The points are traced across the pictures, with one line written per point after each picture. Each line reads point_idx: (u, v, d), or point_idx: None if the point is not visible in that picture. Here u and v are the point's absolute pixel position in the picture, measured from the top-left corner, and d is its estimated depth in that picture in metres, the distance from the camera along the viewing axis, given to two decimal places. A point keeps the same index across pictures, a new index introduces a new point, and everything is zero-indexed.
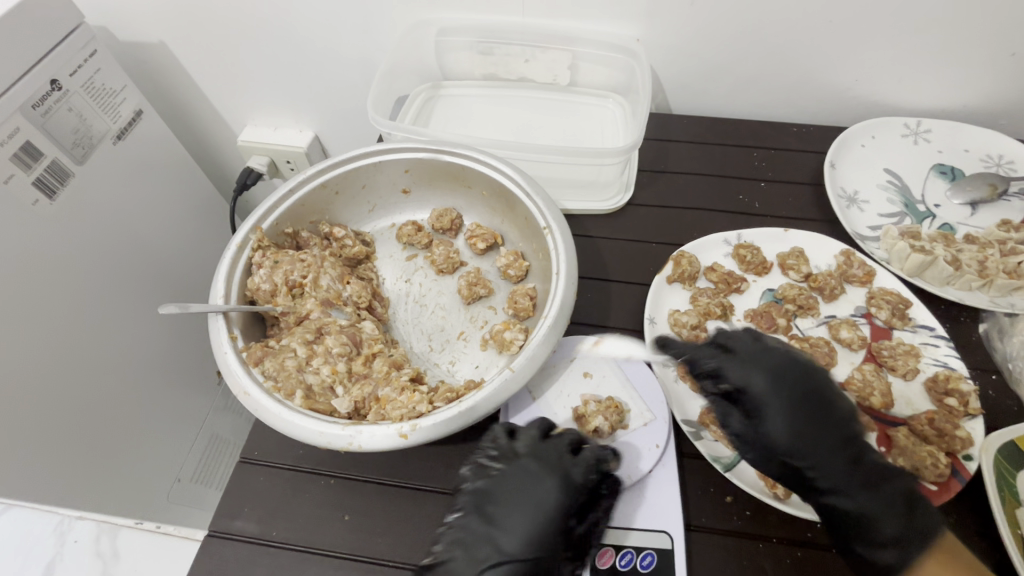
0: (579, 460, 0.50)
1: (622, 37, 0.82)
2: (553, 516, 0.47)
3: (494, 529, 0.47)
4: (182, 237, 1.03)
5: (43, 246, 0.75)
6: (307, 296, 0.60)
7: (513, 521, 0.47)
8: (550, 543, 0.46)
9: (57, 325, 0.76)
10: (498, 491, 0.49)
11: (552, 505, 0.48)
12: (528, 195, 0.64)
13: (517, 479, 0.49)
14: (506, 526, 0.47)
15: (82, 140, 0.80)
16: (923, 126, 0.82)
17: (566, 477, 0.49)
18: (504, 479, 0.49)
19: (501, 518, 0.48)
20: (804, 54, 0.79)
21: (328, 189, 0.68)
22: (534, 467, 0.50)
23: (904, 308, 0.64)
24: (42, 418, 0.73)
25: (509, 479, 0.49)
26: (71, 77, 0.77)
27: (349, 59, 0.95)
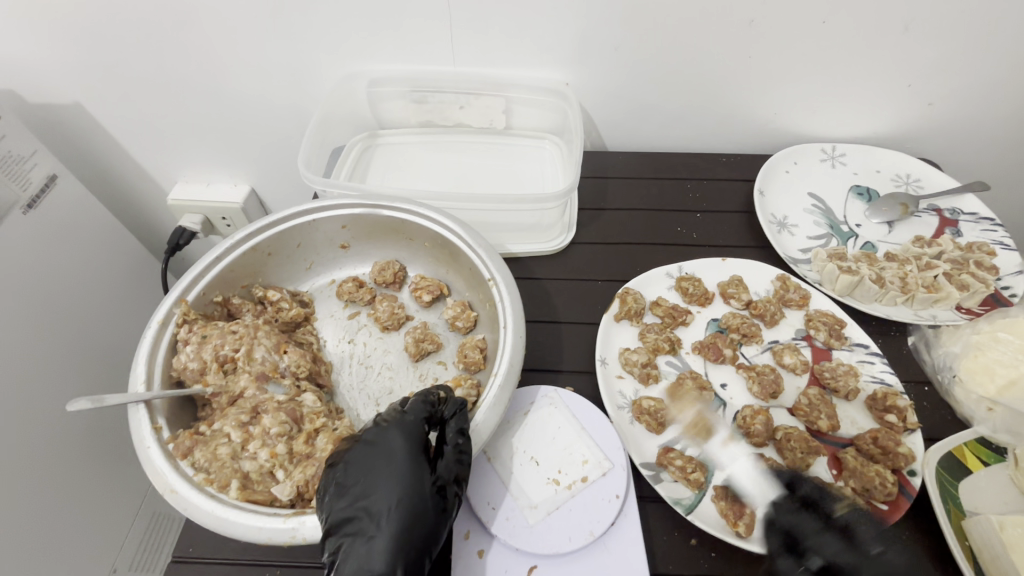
0: (409, 408, 0.50)
1: (553, 81, 0.84)
2: (404, 464, 0.46)
3: (360, 497, 0.44)
4: (107, 304, 0.96)
5: None
6: (240, 371, 0.56)
7: (431, 499, 0.45)
8: (411, 487, 0.45)
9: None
10: (355, 463, 0.46)
11: (403, 458, 0.46)
12: (469, 246, 0.63)
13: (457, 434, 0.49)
14: (373, 490, 0.44)
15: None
16: (838, 151, 0.88)
17: (403, 425, 0.49)
18: (364, 448, 0.47)
19: (363, 486, 0.44)
20: (724, 90, 0.84)
21: (259, 252, 0.65)
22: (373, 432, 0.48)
23: (840, 329, 0.67)
24: None
25: (362, 450, 0.47)
26: None
27: (282, 110, 0.93)
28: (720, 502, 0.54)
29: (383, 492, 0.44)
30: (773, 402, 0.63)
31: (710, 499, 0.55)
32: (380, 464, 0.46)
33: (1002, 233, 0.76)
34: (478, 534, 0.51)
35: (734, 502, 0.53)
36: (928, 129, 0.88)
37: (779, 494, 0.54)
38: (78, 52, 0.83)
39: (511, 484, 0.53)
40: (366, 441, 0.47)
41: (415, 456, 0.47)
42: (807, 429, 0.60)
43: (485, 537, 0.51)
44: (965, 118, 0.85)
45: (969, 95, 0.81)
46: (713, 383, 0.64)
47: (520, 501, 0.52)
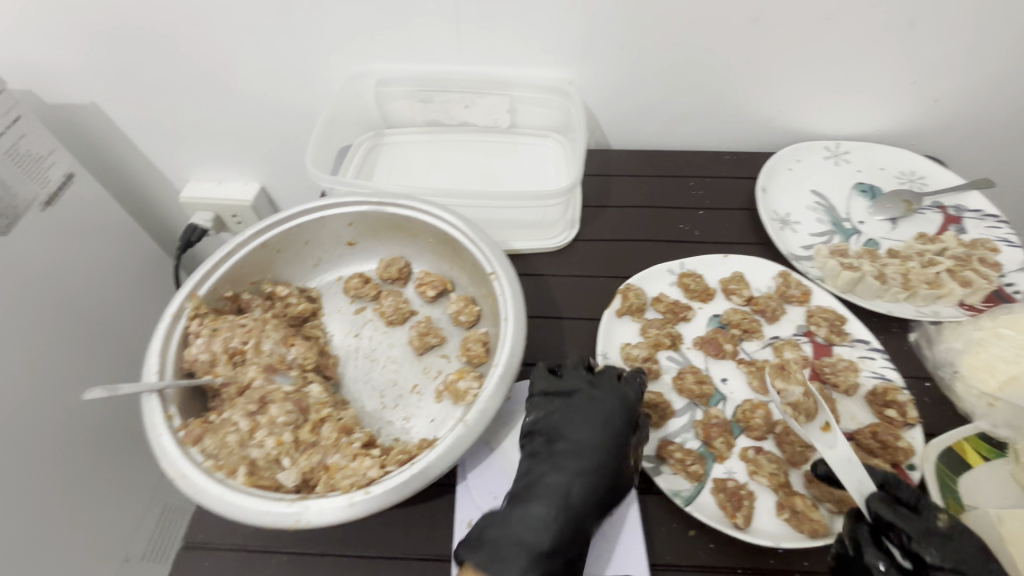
0: (567, 379, 0.58)
1: (557, 80, 0.85)
2: (591, 432, 0.54)
3: (577, 448, 0.53)
4: (120, 299, 0.98)
5: None
6: (249, 363, 0.57)
7: (554, 479, 0.52)
8: (601, 451, 0.53)
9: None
10: (564, 424, 0.55)
11: (606, 422, 0.54)
12: (473, 242, 0.64)
13: (571, 417, 0.55)
14: (579, 448, 0.53)
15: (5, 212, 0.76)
16: (842, 148, 0.88)
17: (605, 390, 0.56)
18: (564, 412, 0.56)
19: (573, 443, 0.54)
20: (729, 88, 0.84)
21: (268, 248, 0.66)
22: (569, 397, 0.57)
23: (841, 325, 0.67)
24: None
25: (564, 413, 0.56)
26: None
27: (291, 109, 0.95)
28: (719, 493, 0.55)
29: (570, 459, 0.53)
30: (773, 397, 0.63)
31: (709, 491, 0.55)
32: (584, 427, 0.54)
33: (1007, 230, 0.76)
34: None
35: (733, 494, 0.54)
36: (934, 127, 0.87)
37: (778, 486, 0.55)
38: (95, 51, 0.84)
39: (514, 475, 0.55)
40: (572, 403, 0.56)
41: (601, 425, 0.54)
42: None
43: None
44: (972, 116, 0.85)
45: (977, 92, 0.81)
46: (714, 378, 0.65)
47: None
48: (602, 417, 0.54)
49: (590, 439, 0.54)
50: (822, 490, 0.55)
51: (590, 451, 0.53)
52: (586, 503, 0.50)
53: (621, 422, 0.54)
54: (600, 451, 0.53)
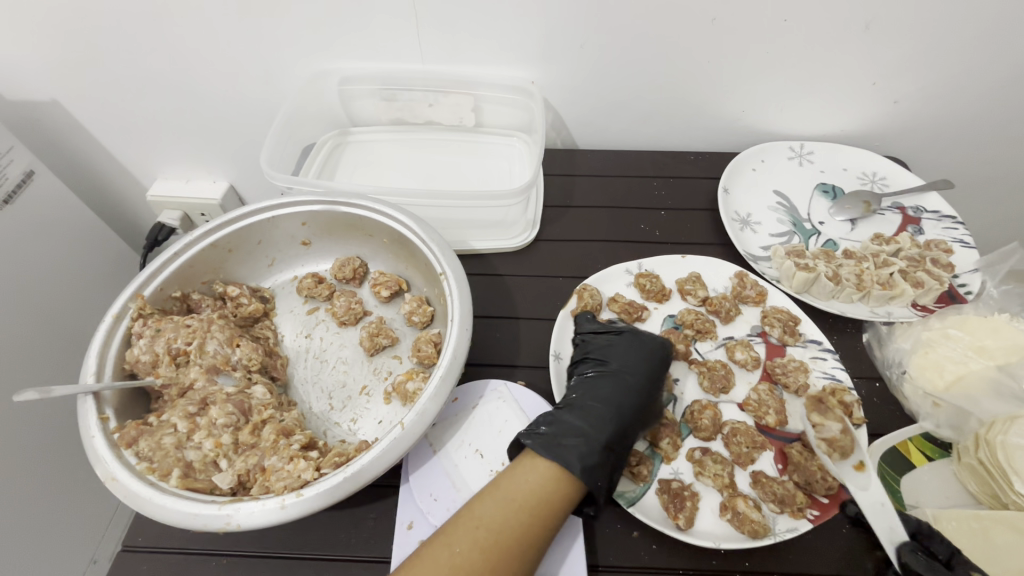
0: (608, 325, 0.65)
1: (520, 80, 0.85)
2: (632, 362, 0.60)
3: (624, 375, 0.59)
4: (83, 298, 0.97)
5: None
6: (192, 363, 0.57)
7: (602, 393, 0.57)
8: (640, 379, 0.59)
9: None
10: (613, 356, 0.61)
11: (647, 357, 0.60)
12: (424, 242, 0.64)
13: (618, 346, 0.62)
14: (627, 374, 0.59)
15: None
16: (806, 148, 0.88)
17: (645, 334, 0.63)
18: (615, 346, 0.62)
19: (621, 369, 0.59)
20: (691, 87, 0.84)
21: (219, 248, 0.66)
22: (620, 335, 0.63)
23: (794, 325, 0.67)
24: None
25: (616, 347, 0.62)
26: None
27: (255, 107, 0.94)
28: (663, 494, 0.55)
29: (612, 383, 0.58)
30: (723, 397, 0.63)
31: (654, 492, 0.55)
32: (631, 358, 0.60)
33: (962, 231, 0.76)
34: (421, 525, 0.51)
35: (676, 495, 0.54)
36: (896, 128, 0.88)
37: (722, 487, 0.55)
38: (54, 47, 0.83)
39: (454, 475, 0.54)
40: (619, 341, 0.62)
41: (638, 359, 0.60)
42: (756, 424, 0.61)
43: (426, 529, 0.51)
44: (932, 117, 0.85)
45: (936, 93, 0.82)
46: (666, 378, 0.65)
47: (462, 493, 0.53)
48: (645, 350, 0.61)
49: (636, 364, 0.60)
50: (765, 490, 0.55)
51: (633, 374, 0.59)
52: (632, 414, 0.56)
53: (660, 361, 0.61)
54: (644, 376, 0.59)
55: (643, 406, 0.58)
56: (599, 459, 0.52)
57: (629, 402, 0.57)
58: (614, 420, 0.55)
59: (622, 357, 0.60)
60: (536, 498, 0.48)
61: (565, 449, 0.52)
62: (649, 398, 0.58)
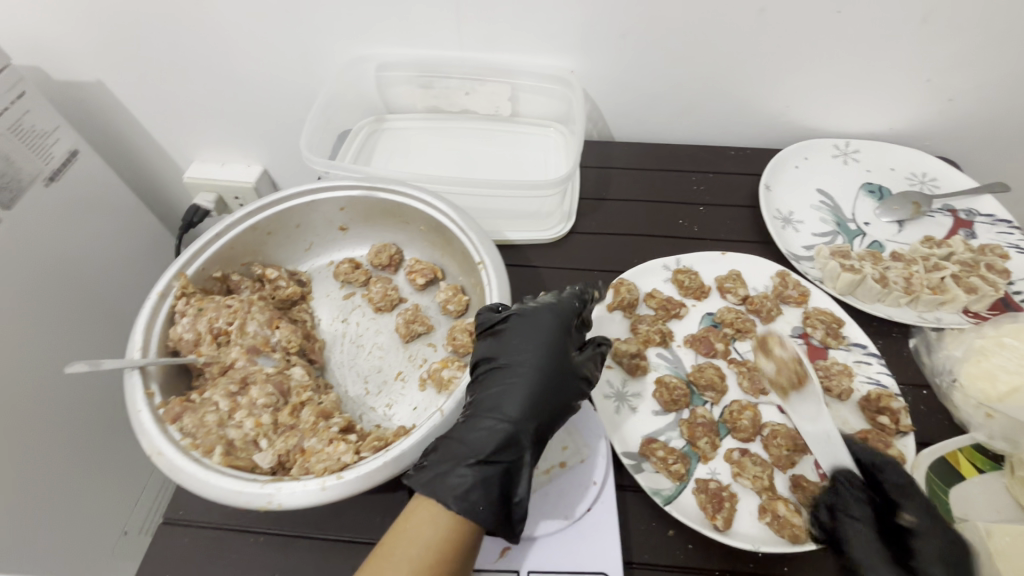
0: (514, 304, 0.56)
1: (559, 69, 0.84)
2: (536, 353, 0.51)
3: (518, 371, 0.51)
4: (119, 274, 0.98)
5: None
6: (233, 343, 0.57)
7: (495, 391, 0.50)
8: (544, 375, 0.50)
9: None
10: (512, 344, 0.52)
11: (549, 347, 0.52)
12: (462, 230, 0.64)
13: (509, 333, 0.53)
14: (526, 369, 0.51)
15: (9, 184, 0.77)
16: (852, 147, 0.85)
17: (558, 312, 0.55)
18: (518, 331, 0.53)
19: (518, 364, 0.51)
20: (735, 80, 0.82)
21: (259, 230, 0.66)
22: (528, 315, 0.54)
23: (838, 328, 0.66)
24: None
25: (513, 332, 0.53)
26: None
27: (293, 93, 0.94)
28: (700, 494, 0.54)
29: (509, 387, 0.50)
30: (762, 399, 0.62)
31: (691, 492, 0.54)
32: (528, 346, 0.52)
33: (1018, 236, 0.73)
34: None
35: (714, 495, 0.53)
36: (948, 127, 0.85)
37: (762, 489, 0.54)
38: (102, 28, 0.85)
39: None
40: (511, 325, 0.53)
41: (544, 348, 0.52)
42: (796, 426, 0.60)
43: None
44: (988, 117, 0.82)
45: (994, 91, 0.78)
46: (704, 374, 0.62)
47: None
48: (537, 330, 0.53)
49: (527, 350, 0.51)
50: (806, 494, 0.54)
51: (531, 362, 0.51)
52: (534, 417, 0.49)
53: (560, 348, 0.52)
54: (541, 365, 0.51)
55: (548, 403, 0.49)
56: (478, 480, 0.45)
57: (523, 401, 0.49)
58: (504, 432, 0.47)
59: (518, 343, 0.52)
60: (432, 558, 0.41)
61: (444, 475, 0.45)
62: (547, 391, 0.50)
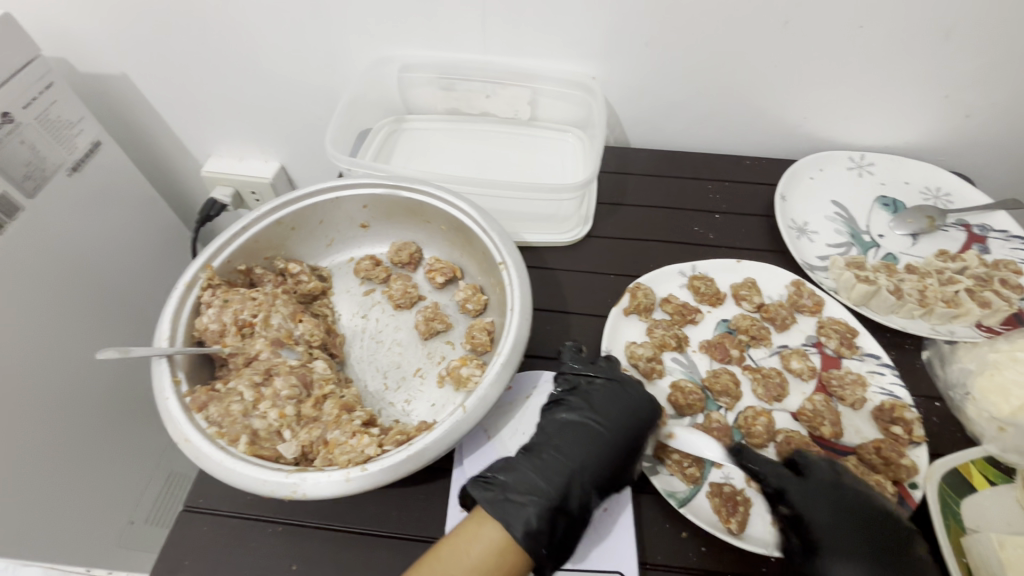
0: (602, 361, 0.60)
1: (580, 75, 0.85)
2: (623, 412, 0.55)
3: (598, 425, 0.54)
4: (136, 265, 0.99)
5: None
6: (257, 335, 0.58)
7: (572, 441, 0.54)
8: (621, 437, 0.54)
9: (9, 364, 0.74)
10: (597, 398, 0.56)
11: (635, 409, 0.55)
12: (484, 230, 0.64)
13: (596, 390, 0.57)
14: (608, 425, 0.54)
15: (35, 173, 0.78)
16: (866, 160, 0.86)
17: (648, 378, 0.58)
18: (606, 388, 0.57)
19: (601, 419, 0.55)
20: (754, 90, 0.83)
21: (283, 225, 0.67)
22: (618, 376, 0.58)
23: (851, 337, 0.66)
24: None
25: (601, 389, 0.57)
26: (24, 109, 0.75)
27: (314, 92, 0.95)
28: (714, 498, 0.54)
29: (592, 440, 0.54)
30: (776, 405, 0.62)
31: (706, 495, 0.55)
32: (615, 406, 0.55)
33: None
34: None
35: (729, 499, 0.54)
36: (963, 144, 0.85)
37: None
38: (129, 21, 0.86)
39: None
40: (595, 386, 0.57)
41: (626, 411, 0.55)
42: (810, 434, 0.60)
43: None
44: (1003, 134, 0.83)
45: (1010, 109, 0.79)
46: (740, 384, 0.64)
47: None
48: (625, 394, 0.56)
49: (612, 412, 0.55)
50: None
51: (613, 423, 0.54)
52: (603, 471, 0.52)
53: (645, 415, 0.55)
54: (623, 429, 0.54)
55: (621, 462, 0.53)
56: (546, 521, 0.48)
57: (598, 455, 0.53)
58: (574, 479, 0.51)
59: (601, 402, 0.56)
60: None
61: (515, 508, 0.48)
62: (623, 454, 0.53)
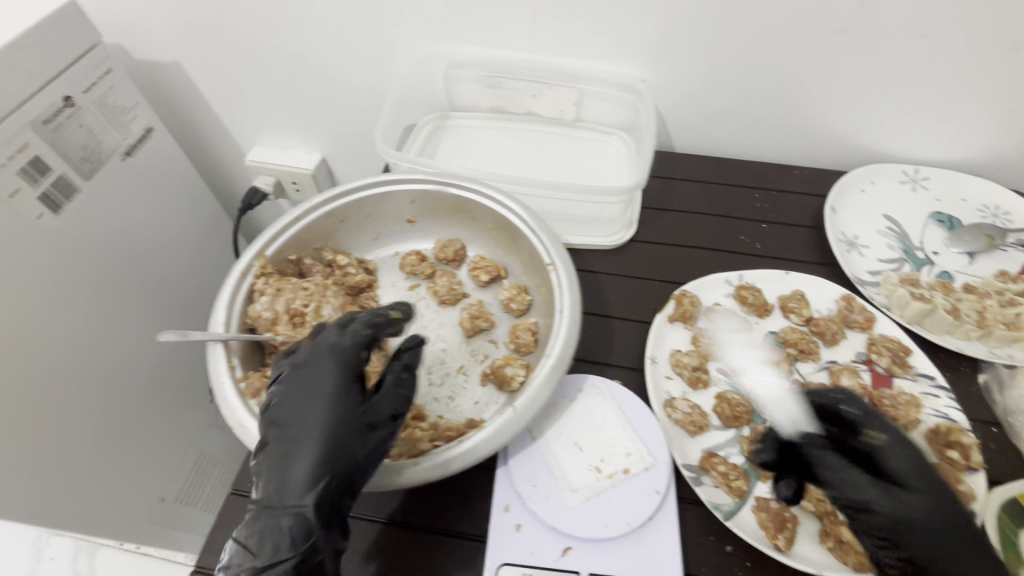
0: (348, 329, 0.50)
1: (629, 77, 0.84)
2: (320, 392, 0.46)
3: (299, 418, 0.45)
4: (181, 250, 1.01)
5: (51, 261, 0.74)
6: (308, 325, 0.59)
7: (299, 417, 0.45)
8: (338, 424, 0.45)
9: (60, 340, 0.76)
10: (299, 374, 0.47)
11: (322, 390, 0.46)
12: (533, 231, 0.64)
13: (299, 369, 0.48)
14: (305, 417, 0.45)
15: (90, 156, 0.80)
16: (921, 173, 0.83)
17: (335, 346, 0.49)
18: (302, 368, 0.47)
19: (303, 403, 0.46)
20: (809, 98, 0.81)
21: (334, 217, 0.68)
22: (319, 347, 0.49)
23: (904, 357, 0.64)
24: (41, 436, 0.72)
25: (297, 365, 0.48)
26: (84, 94, 0.77)
27: (360, 86, 0.96)
28: (761, 513, 0.53)
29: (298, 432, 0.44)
30: None
31: (750, 509, 0.54)
32: (309, 391, 0.46)
33: None
34: (517, 509, 0.52)
35: (776, 515, 0.53)
36: None
37: (823, 513, 0.53)
38: (186, 11, 0.87)
39: (554, 466, 0.54)
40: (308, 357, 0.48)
41: (349, 394, 0.47)
42: None
43: (523, 512, 0.52)
44: None
45: None
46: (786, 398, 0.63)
47: (561, 484, 0.53)
48: (321, 367, 0.47)
49: (307, 389, 0.46)
50: None
51: (327, 392, 0.46)
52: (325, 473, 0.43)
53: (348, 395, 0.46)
54: (314, 414, 0.45)
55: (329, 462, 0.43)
56: (313, 526, 0.42)
57: (321, 442, 0.44)
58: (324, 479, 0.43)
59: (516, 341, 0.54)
60: None
61: (282, 515, 0.42)
62: (332, 448, 0.44)
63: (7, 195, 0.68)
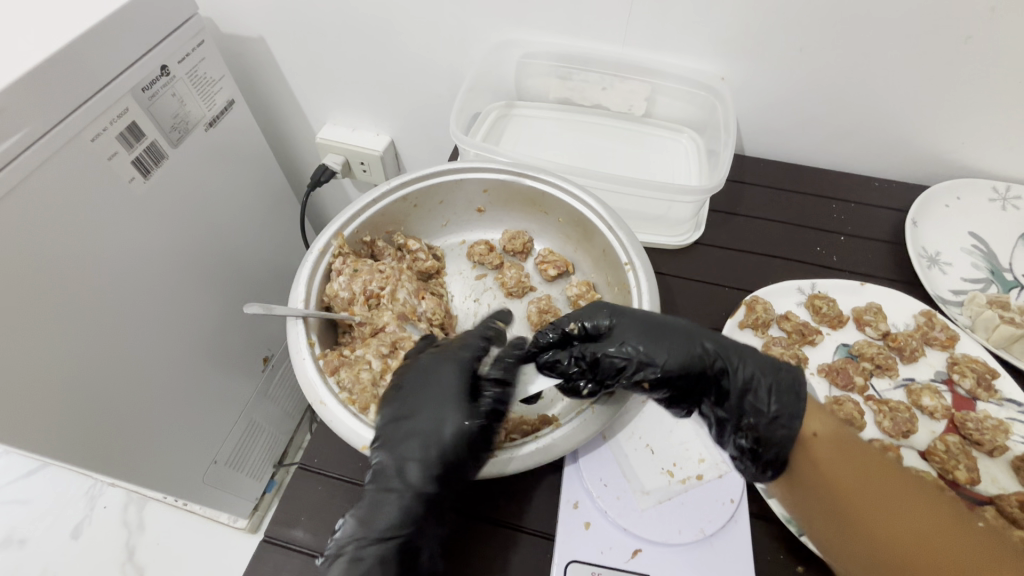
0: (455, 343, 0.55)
1: (706, 74, 0.81)
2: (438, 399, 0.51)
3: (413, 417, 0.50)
4: (250, 221, 1.03)
5: (140, 224, 0.76)
6: (383, 307, 0.61)
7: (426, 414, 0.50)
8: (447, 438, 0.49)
9: (143, 302, 0.78)
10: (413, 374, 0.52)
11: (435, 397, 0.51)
12: (610, 228, 0.63)
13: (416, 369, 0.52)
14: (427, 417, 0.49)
15: (179, 125, 0.81)
16: (1013, 191, 0.79)
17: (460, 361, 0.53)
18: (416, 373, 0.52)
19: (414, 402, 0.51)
20: (908, 106, 0.77)
21: (408, 202, 0.68)
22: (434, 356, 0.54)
23: (990, 379, 0.61)
24: (116, 393, 0.74)
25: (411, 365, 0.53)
26: (179, 64, 0.79)
27: (438, 69, 0.95)
28: None
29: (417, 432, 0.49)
30: (903, 441, 0.59)
31: None
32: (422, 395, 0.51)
33: None
34: (587, 506, 0.52)
35: None
36: None
37: None
38: None
39: (625, 466, 0.55)
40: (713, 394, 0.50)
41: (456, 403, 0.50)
42: (940, 476, 0.56)
43: (593, 511, 0.52)
44: None
45: None
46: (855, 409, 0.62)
47: (632, 485, 0.53)
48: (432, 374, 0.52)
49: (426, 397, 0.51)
50: None
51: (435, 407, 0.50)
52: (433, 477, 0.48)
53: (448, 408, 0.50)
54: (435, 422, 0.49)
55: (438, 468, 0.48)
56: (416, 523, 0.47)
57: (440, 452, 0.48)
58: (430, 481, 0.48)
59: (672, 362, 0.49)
60: None
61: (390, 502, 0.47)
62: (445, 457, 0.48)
63: (106, 157, 0.70)
